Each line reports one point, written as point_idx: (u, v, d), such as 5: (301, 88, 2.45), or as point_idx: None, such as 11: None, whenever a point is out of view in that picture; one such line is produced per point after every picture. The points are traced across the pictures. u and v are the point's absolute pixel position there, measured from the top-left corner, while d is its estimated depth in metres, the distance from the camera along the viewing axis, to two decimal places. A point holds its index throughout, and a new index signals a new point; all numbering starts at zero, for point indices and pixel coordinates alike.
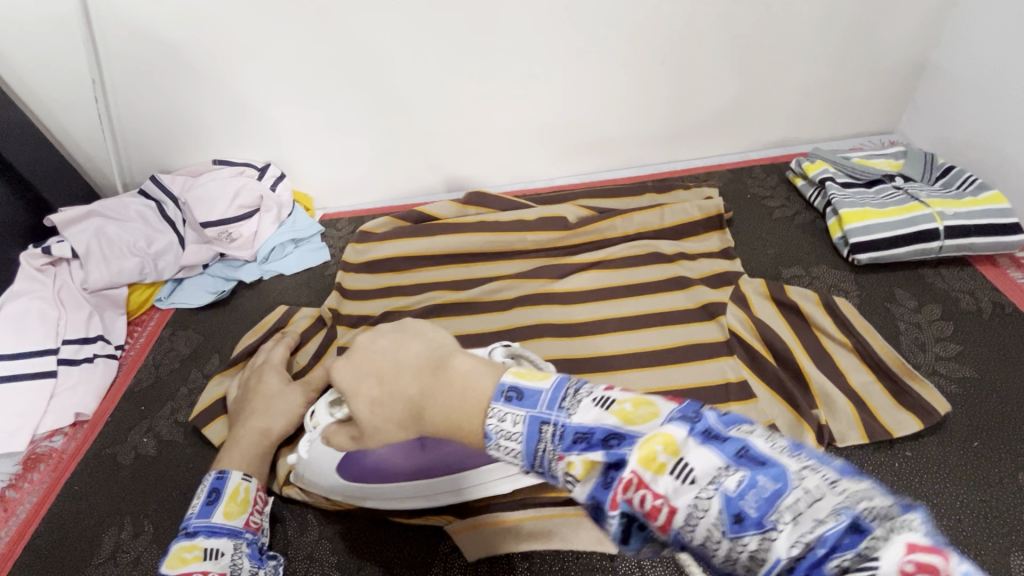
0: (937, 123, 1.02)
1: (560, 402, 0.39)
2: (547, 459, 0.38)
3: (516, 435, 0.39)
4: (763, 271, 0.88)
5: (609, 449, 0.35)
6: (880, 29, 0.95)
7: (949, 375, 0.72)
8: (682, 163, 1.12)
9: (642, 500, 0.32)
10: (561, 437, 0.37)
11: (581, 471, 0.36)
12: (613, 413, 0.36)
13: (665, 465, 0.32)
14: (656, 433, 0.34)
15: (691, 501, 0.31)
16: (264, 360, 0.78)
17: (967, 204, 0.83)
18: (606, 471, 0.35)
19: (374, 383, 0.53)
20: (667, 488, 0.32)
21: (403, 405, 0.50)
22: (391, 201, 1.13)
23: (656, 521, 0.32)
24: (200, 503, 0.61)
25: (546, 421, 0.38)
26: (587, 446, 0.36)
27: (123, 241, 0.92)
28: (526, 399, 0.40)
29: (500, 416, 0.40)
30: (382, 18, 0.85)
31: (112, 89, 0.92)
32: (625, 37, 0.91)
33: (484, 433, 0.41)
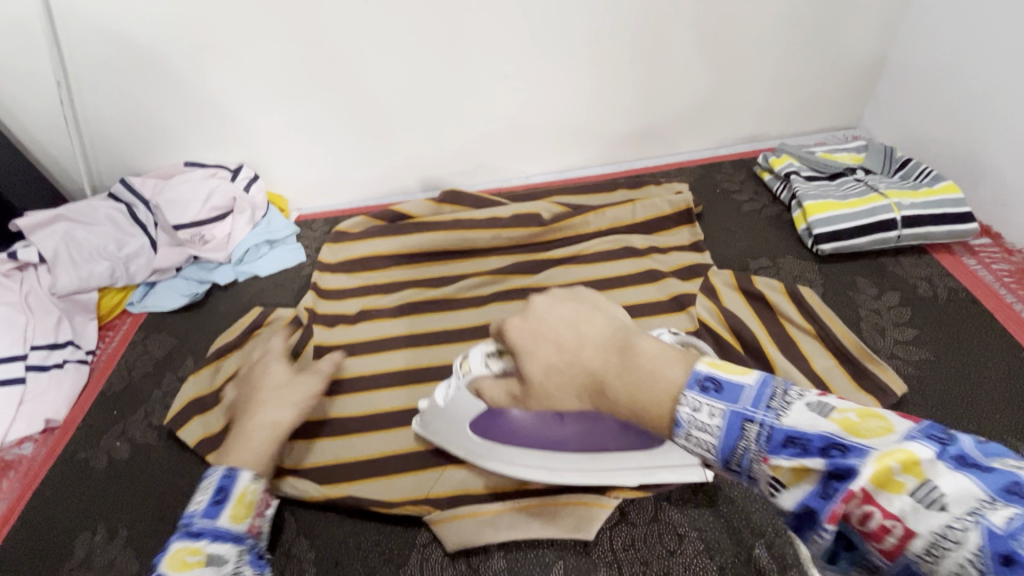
0: (896, 118, 1.06)
1: (765, 401, 0.38)
2: (745, 460, 0.38)
3: (710, 428, 0.38)
4: (732, 263, 0.90)
5: (829, 457, 0.33)
6: (840, 28, 0.98)
7: (907, 357, 0.75)
8: (655, 160, 1.14)
9: (865, 517, 0.32)
10: (767, 440, 0.36)
11: (789, 477, 0.35)
12: (834, 420, 0.35)
13: (903, 484, 0.31)
14: (893, 449, 0.32)
15: (937, 529, 0.29)
16: (261, 353, 0.77)
17: (923, 194, 0.86)
18: (822, 482, 0.34)
19: (552, 347, 0.49)
20: (905, 509, 0.30)
21: (583, 375, 0.46)
22: (367, 201, 1.13)
23: (881, 540, 0.31)
24: (205, 501, 0.56)
25: (748, 419, 0.37)
26: (799, 450, 0.35)
27: (92, 244, 0.91)
28: (724, 392, 0.39)
29: (693, 406, 0.39)
30: (351, 17, 0.85)
31: (77, 92, 0.91)
32: (595, 36, 0.92)
33: (673, 419, 0.40)
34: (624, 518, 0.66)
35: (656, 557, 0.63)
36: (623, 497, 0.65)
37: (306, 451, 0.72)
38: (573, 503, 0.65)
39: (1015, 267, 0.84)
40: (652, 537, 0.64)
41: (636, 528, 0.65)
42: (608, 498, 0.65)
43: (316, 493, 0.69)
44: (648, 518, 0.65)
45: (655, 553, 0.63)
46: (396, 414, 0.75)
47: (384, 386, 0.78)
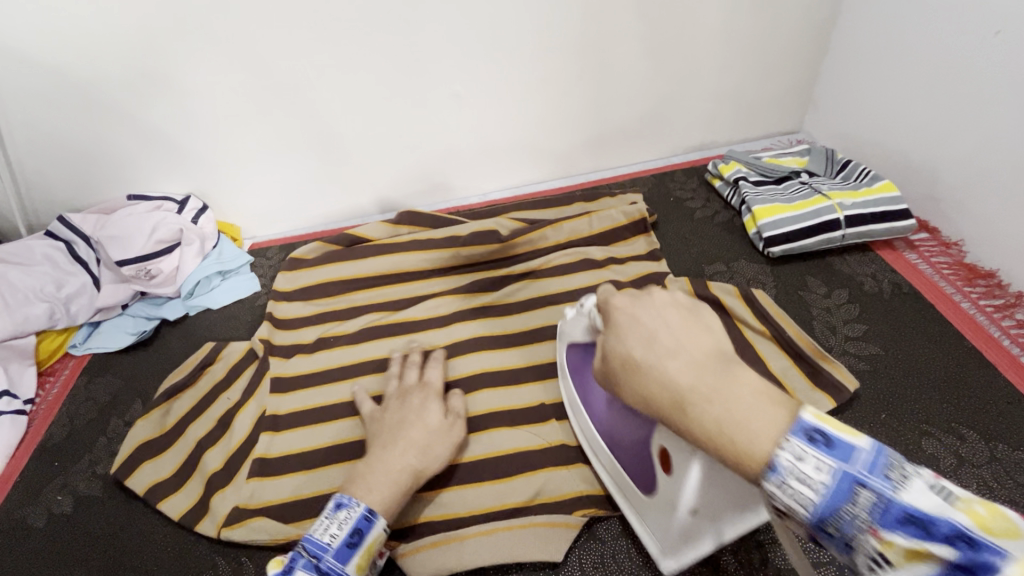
0: (834, 120, 1.10)
1: (884, 467, 0.33)
2: (847, 527, 0.33)
3: (814, 484, 0.34)
4: (688, 270, 0.92)
5: (954, 545, 0.30)
6: (777, 38, 1.02)
7: (858, 354, 0.78)
8: (610, 171, 1.16)
9: None
10: (881, 512, 0.32)
11: (899, 557, 0.32)
12: (961, 509, 0.31)
13: None
14: (1011, 540, 0.30)
15: None
16: (421, 381, 0.73)
17: (863, 194, 0.90)
18: (944, 564, 0.30)
19: (643, 344, 0.44)
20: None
21: (663, 388, 0.41)
22: (323, 225, 1.11)
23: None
24: (341, 539, 0.56)
25: (862, 483, 0.33)
26: (919, 531, 0.31)
27: (27, 286, 0.87)
28: (836, 449, 0.34)
29: (797, 454, 0.34)
30: (294, 40, 0.84)
31: (7, 127, 0.87)
32: (543, 54, 0.94)
33: (768, 463, 0.35)
34: (592, 535, 0.65)
35: (625, 572, 0.62)
36: (588, 513, 0.66)
37: (264, 490, 0.70)
38: (538, 523, 0.65)
39: (953, 259, 0.88)
40: (620, 552, 0.64)
41: (603, 543, 0.65)
42: (574, 516, 0.65)
43: (287, 533, 0.66)
44: (614, 533, 0.65)
45: (623, 568, 0.63)
46: (354, 444, 0.73)
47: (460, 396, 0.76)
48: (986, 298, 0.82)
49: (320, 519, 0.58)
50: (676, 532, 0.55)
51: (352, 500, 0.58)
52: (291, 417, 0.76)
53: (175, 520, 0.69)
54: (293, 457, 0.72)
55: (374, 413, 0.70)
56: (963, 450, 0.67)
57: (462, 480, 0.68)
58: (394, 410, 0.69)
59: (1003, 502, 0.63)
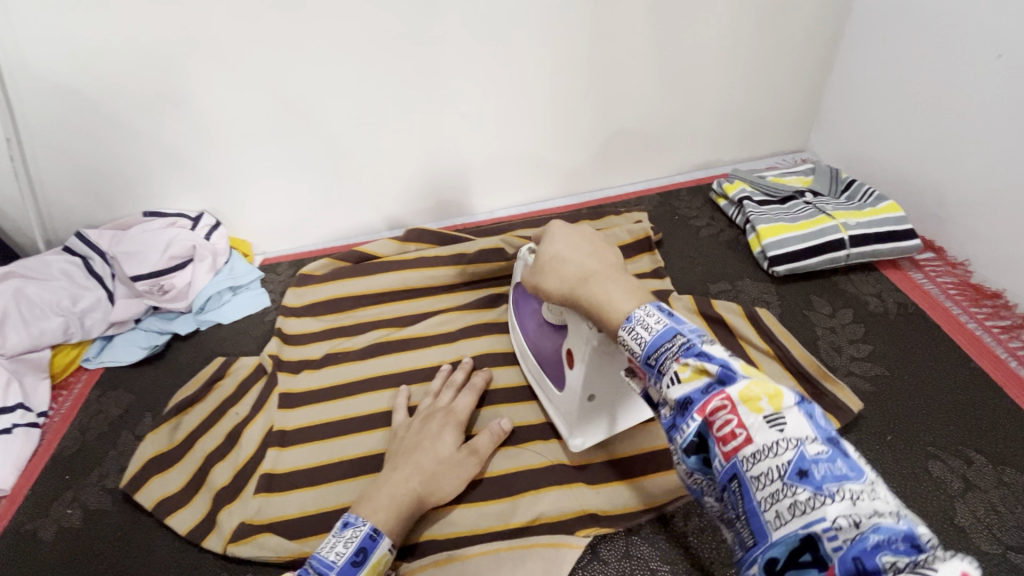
0: (838, 140, 1.11)
1: (699, 330, 0.43)
2: (662, 358, 0.43)
3: (651, 330, 0.44)
4: (692, 288, 0.92)
5: (724, 373, 0.40)
6: (780, 59, 1.04)
7: (863, 374, 0.77)
8: (615, 189, 1.17)
9: (727, 428, 0.38)
10: (686, 348, 0.42)
11: (686, 376, 0.41)
12: (738, 359, 0.41)
13: (760, 410, 0.38)
14: (768, 385, 0.39)
15: (770, 442, 0.37)
16: (449, 403, 0.73)
17: (868, 214, 0.90)
18: (710, 383, 0.40)
19: (567, 245, 0.58)
20: (752, 423, 0.38)
21: (573, 267, 0.55)
22: (332, 242, 1.13)
23: (724, 445, 0.38)
24: (347, 556, 0.55)
25: (679, 332, 0.43)
26: (704, 360, 0.41)
27: (45, 301, 0.89)
28: (673, 315, 0.45)
29: (646, 312, 0.45)
30: (308, 62, 0.87)
31: (29, 146, 0.90)
32: (549, 75, 0.96)
33: (627, 316, 0.46)
34: (595, 556, 0.65)
35: None
36: (591, 534, 0.65)
37: (269, 506, 0.70)
38: (540, 544, 0.64)
39: (959, 279, 0.88)
40: (623, 574, 0.64)
41: (607, 565, 0.64)
42: (577, 537, 0.65)
43: (288, 551, 0.66)
44: (618, 554, 0.65)
45: None
46: (360, 461, 0.73)
47: None
48: (992, 319, 0.82)
49: (324, 539, 0.57)
50: (576, 419, 0.68)
51: (359, 519, 0.59)
52: (298, 432, 0.77)
53: (181, 534, 0.70)
54: (298, 473, 0.73)
55: (402, 430, 0.71)
56: (969, 474, 0.66)
57: (465, 499, 0.68)
58: (414, 431, 0.70)
59: (1012, 528, 0.62)
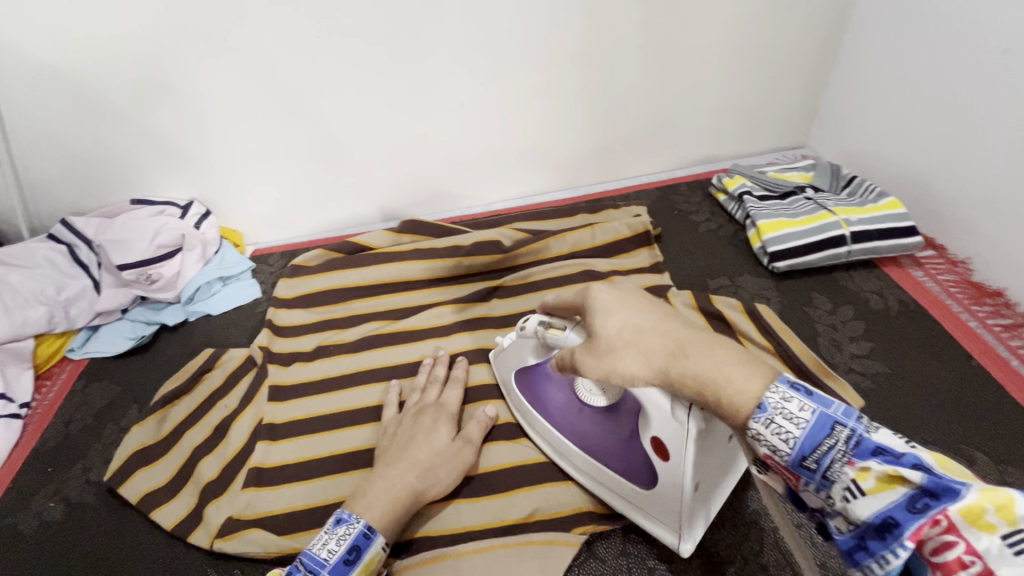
0: (839, 135, 1.10)
1: (860, 418, 0.38)
2: (825, 459, 0.38)
3: (798, 421, 0.38)
4: (691, 283, 0.91)
5: (923, 476, 0.34)
6: (783, 53, 1.03)
7: (864, 371, 0.76)
8: (614, 183, 1.15)
9: (947, 545, 0.33)
10: (858, 447, 0.37)
11: (873, 488, 0.36)
12: (928, 453, 0.36)
13: (993, 525, 0.32)
14: (992, 491, 0.33)
15: (1018, 571, 0.31)
16: (438, 398, 0.72)
17: (869, 210, 0.89)
18: (910, 495, 0.35)
19: (625, 319, 0.49)
20: (988, 549, 0.32)
21: (659, 343, 0.46)
22: (326, 233, 1.11)
23: (945, 572, 0.33)
24: (340, 554, 0.54)
25: (840, 423, 0.38)
26: (887, 460, 0.36)
27: (28, 288, 0.87)
28: (817, 397, 0.39)
29: (783, 397, 0.39)
30: (302, 47, 0.84)
31: (12, 130, 0.87)
32: (548, 66, 0.94)
33: (757, 405, 0.39)
34: (592, 554, 0.64)
35: None
36: (587, 532, 0.64)
37: (258, 500, 0.69)
38: (535, 541, 0.63)
39: (960, 277, 0.87)
40: (621, 572, 0.63)
41: (603, 563, 0.63)
42: (573, 534, 0.64)
43: (277, 547, 0.65)
44: (615, 552, 0.64)
45: None
46: (351, 455, 0.72)
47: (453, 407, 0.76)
48: (993, 317, 0.82)
49: (317, 535, 0.56)
50: (686, 513, 0.57)
51: (353, 516, 0.57)
52: (288, 425, 0.75)
53: (167, 529, 0.68)
54: (288, 467, 0.71)
55: (393, 426, 0.70)
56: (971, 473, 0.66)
57: (458, 494, 0.67)
58: (407, 427, 0.68)
59: None
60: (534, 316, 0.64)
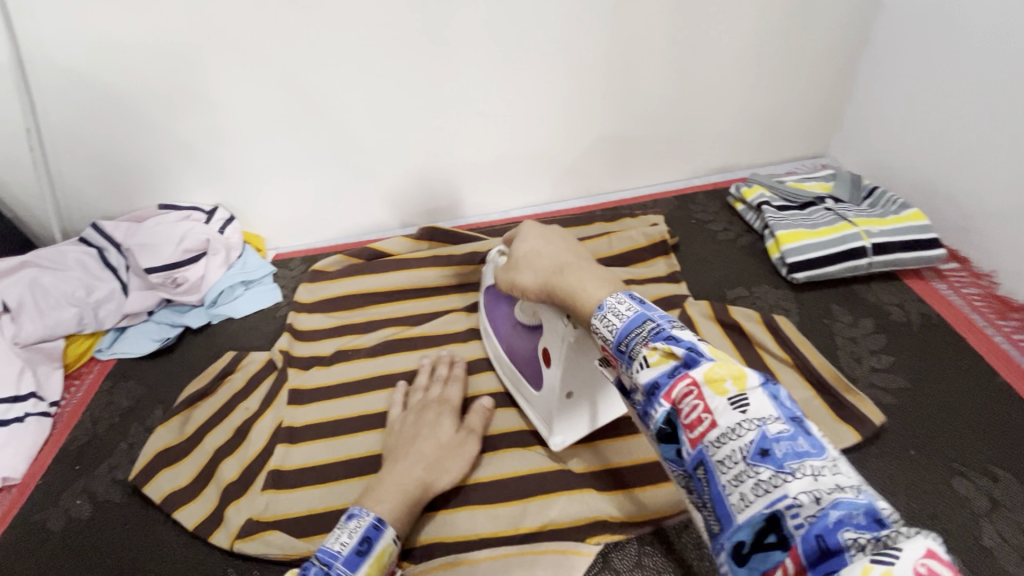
0: (860, 145, 1.09)
1: (669, 319, 0.43)
2: (632, 343, 0.43)
3: (621, 316, 0.45)
4: (709, 293, 0.90)
5: (690, 354, 0.39)
6: (803, 62, 1.02)
7: (885, 386, 0.75)
8: (631, 191, 1.16)
9: (693, 409, 0.37)
10: (654, 334, 0.42)
11: (654, 360, 0.40)
12: (707, 346, 0.40)
13: (726, 390, 0.36)
14: (733, 366, 0.38)
15: (733, 424, 0.35)
16: (441, 394, 0.74)
17: (891, 222, 0.88)
18: (677, 366, 0.39)
19: (538, 246, 0.61)
20: (717, 407, 0.36)
21: (549, 261, 0.59)
22: (346, 238, 1.12)
23: (690, 431, 0.37)
24: (352, 546, 0.53)
25: (649, 318, 0.43)
26: (671, 342, 0.40)
27: (60, 290, 0.89)
28: (644, 305, 0.45)
29: (617, 301, 0.46)
30: (326, 57, 0.86)
31: (48, 138, 0.90)
32: (566, 76, 0.95)
33: (600, 305, 0.48)
34: (607, 565, 0.64)
35: None
36: (603, 542, 0.64)
37: (277, 502, 0.70)
38: (551, 550, 0.63)
39: (985, 291, 0.86)
40: None
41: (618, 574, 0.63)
42: (588, 544, 0.64)
43: (296, 549, 0.66)
44: (630, 563, 0.64)
45: None
46: (369, 460, 0.73)
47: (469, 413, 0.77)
48: (1020, 332, 0.80)
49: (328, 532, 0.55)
50: (560, 415, 0.68)
51: (363, 510, 0.57)
52: (307, 429, 0.77)
53: (189, 529, 0.69)
54: (307, 470, 0.73)
55: (397, 423, 0.71)
56: (996, 492, 0.64)
57: (474, 501, 0.68)
58: (411, 423, 0.70)
59: None
60: (496, 247, 0.73)
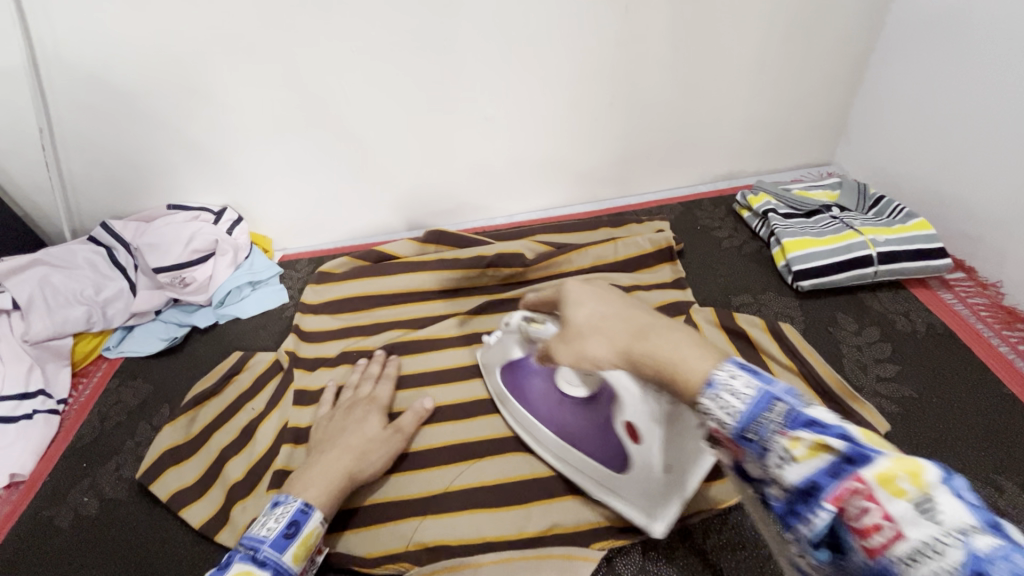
0: (866, 154, 1.09)
1: (795, 392, 0.37)
2: (763, 432, 0.36)
3: (741, 396, 0.37)
4: (714, 300, 0.91)
5: (848, 446, 0.33)
6: (809, 70, 1.03)
7: (889, 395, 0.75)
8: (636, 197, 1.16)
9: (865, 518, 0.32)
10: (791, 418, 0.36)
11: (801, 455, 0.35)
12: (856, 426, 0.34)
13: (906, 492, 0.31)
14: (907, 460, 0.32)
15: (928, 538, 0.30)
16: (370, 392, 0.76)
17: (897, 231, 0.88)
18: (834, 462, 0.34)
19: (590, 306, 0.47)
20: (901, 514, 0.31)
21: (625, 325, 0.45)
22: (352, 241, 1.13)
23: (867, 542, 0.32)
24: (278, 530, 0.55)
25: (778, 398, 0.36)
26: (819, 429, 0.34)
27: (69, 289, 0.90)
28: (760, 374, 0.38)
29: (729, 373, 0.38)
30: (334, 60, 0.87)
31: (60, 137, 0.91)
32: (573, 81, 0.96)
33: (706, 380, 0.39)
34: (611, 570, 0.64)
35: None
36: (607, 548, 0.64)
37: None
38: (556, 554, 0.63)
39: (990, 301, 0.86)
40: None
41: None
42: (592, 550, 0.64)
43: None
44: (634, 569, 0.64)
45: None
46: None
47: (472, 416, 0.77)
48: None
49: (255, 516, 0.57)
50: (667, 491, 0.61)
51: (291, 497, 0.59)
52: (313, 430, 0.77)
53: (195, 527, 0.70)
54: None
55: (324, 420, 0.73)
56: (1001, 504, 0.64)
57: (478, 503, 0.68)
58: (339, 419, 0.72)
59: None
60: (517, 312, 0.69)
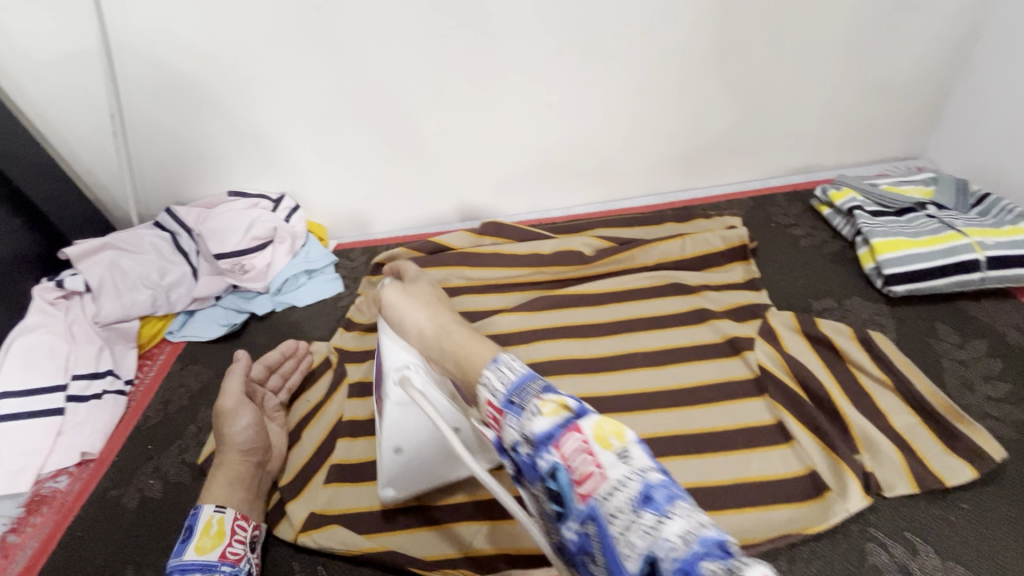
0: (964, 148, 1.00)
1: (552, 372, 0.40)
2: (523, 394, 0.38)
3: (513, 371, 0.40)
4: (792, 303, 0.84)
5: (578, 404, 0.36)
6: (903, 53, 0.93)
7: (1001, 418, 0.68)
8: (702, 190, 1.10)
9: (581, 465, 0.34)
10: (545, 388, 0.38)
11: (547, 411, 0.36)
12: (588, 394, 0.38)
13: (612, 445, 0.33)
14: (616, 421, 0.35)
15: (621, 478, 0.32)
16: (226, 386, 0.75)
17: (1007, 233, 0.79)
18: (568, 418, 0.35)
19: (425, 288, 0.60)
20: (605, 461, 0.33)
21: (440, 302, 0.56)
22: (405, 230, 1.11)
23: (582, 488, 0.33)
24: (177, 542, 0.61)
25: (536, 376, 0.39)
26: (558, 392, 0.37)
27: (136, 273, 0.91)
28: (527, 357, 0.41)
29: (510, 357, 0.42)
30: (395, 46, 0.84)
31: (129, 124, 0.93)
32: (642, 67, 0.90)
33: (495, 358, 0.42)
34: None
35: None
36: None
37: (340, 496, 0.70)
38: None
39: None
40: None
41: None
42: None
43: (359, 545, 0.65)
44: None
45: None
46: None
47: None
48: None
49: None
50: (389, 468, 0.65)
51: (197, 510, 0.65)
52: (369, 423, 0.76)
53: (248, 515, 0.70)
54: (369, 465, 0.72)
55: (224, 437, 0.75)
56: None
57: None
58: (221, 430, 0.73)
59: None
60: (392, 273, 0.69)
